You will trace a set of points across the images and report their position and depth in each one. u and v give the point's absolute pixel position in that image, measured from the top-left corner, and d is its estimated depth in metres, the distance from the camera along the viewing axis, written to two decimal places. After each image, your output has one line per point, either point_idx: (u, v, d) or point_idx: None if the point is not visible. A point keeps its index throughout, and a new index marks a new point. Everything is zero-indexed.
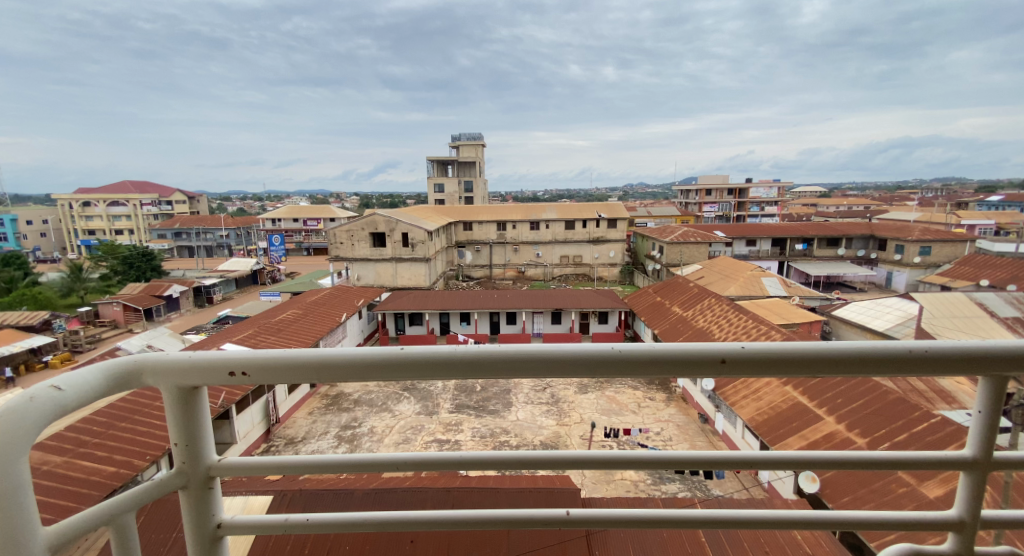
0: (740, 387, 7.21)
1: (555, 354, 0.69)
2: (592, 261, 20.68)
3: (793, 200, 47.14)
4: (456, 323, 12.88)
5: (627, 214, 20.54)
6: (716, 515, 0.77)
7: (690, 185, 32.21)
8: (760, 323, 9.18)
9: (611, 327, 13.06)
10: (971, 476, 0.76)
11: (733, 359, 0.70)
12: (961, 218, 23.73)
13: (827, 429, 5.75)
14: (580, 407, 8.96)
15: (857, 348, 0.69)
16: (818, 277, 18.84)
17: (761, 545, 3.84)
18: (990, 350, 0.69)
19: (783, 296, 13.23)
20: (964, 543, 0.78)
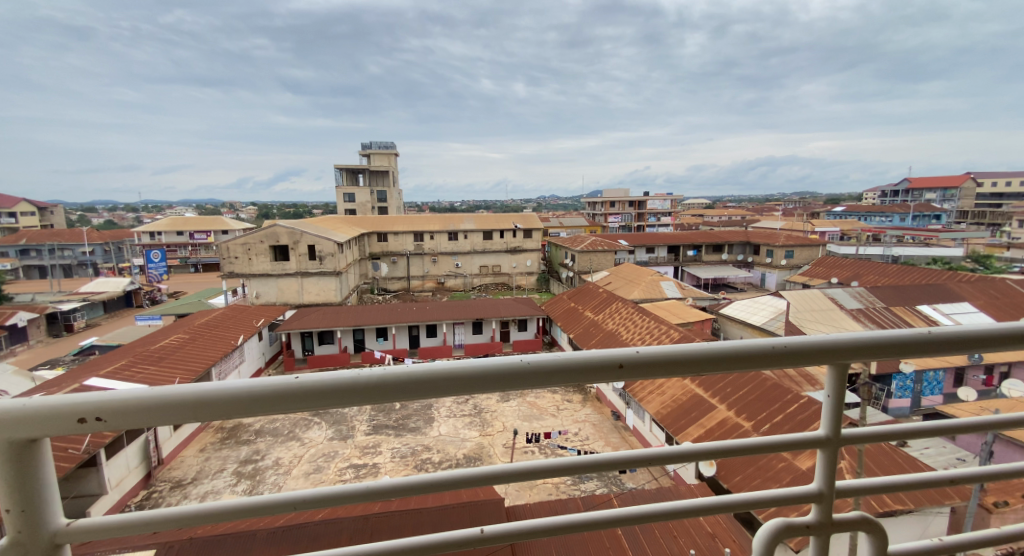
0: (646, 383, 7.63)
1: (453, 370, 0.60)
2: (510, 270, 20.97)
3: (685, 210, 51.40)
4: (371, 340, 12.43)
5: (541, 224, 21.15)
6: (622, 515, 0.74)
7: (596, 197, 33.85)
8: (661, 323, 9.79)
9: (530, 334, 13.29)
10: (826, 452, 0.81)
11: (630, 364, 0.66)
12: (819, 226, 27.29)
13: (721, 416, 6.29)
14: (503, 416, 8.98)
15: (735, 348, 0.68)
16: (710, 280, 20.58)
17: (668, 531, 4.20)
18: (846, 340, 0.72)
19: (680, 298, 14.28)
20: (824, 512, 0.82)
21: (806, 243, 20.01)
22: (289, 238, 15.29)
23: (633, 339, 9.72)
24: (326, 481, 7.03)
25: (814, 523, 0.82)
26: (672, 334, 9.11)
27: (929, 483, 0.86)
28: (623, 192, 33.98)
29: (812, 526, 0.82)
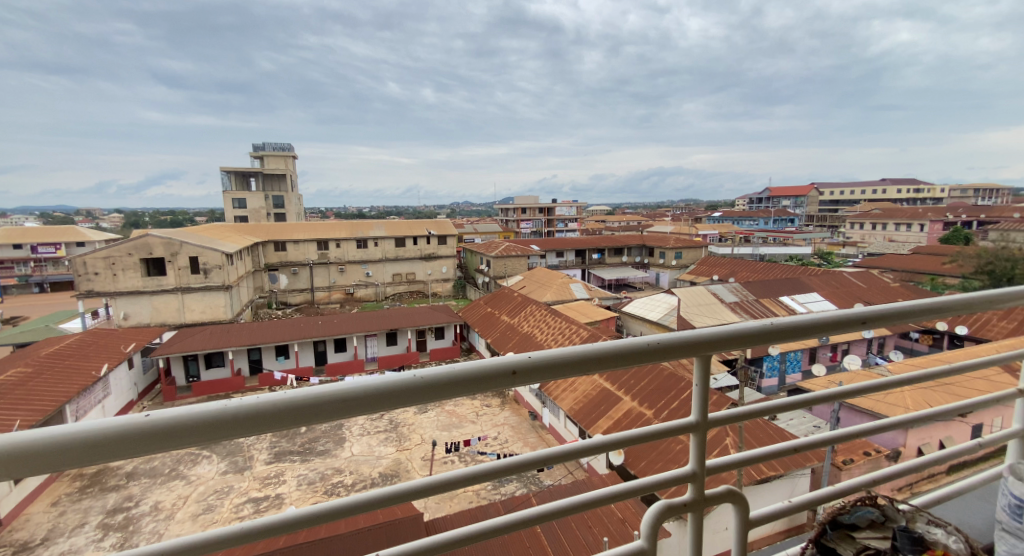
0: (560, 382, 7.84)
1: (337, 392, 0.56)
2: (424, 278, 20.70)
3: (590, 217, 53.97)
4: (270, 359, 11.56)
5: (455, 230, 21.18)
6: (522, 517, 0.74)
7: (507, 205, 34.35)
8: (572, 323, 10.18)
9: (447, 342, 13.19)
10: (697, 438, 0.86)
11: (523, 369, 0.66)
12: (702, 229, 30.04)
13: (626, 407, 6.65)
14: (421, 428, 8.79)
15: (614, 346, 0.71)
16: (614, 281, 21.75)
17: (585, 521, 4.32)
18: (707, 334, 0.78)
19: (587, 299, 14.91)
20: (698, 491, 0.87)
21: (693, 245, 21.91)
22: (165, 249, 13.88)
23: (548, 339, 9.99)
24: (219, 520, 6.47)
25: (690, 501, 0.87)
26: (583, 333, 9.52)
27: (782, 453, 0.95)
28: (532, 199, 34.83)
29: (689, 504, 0.87)
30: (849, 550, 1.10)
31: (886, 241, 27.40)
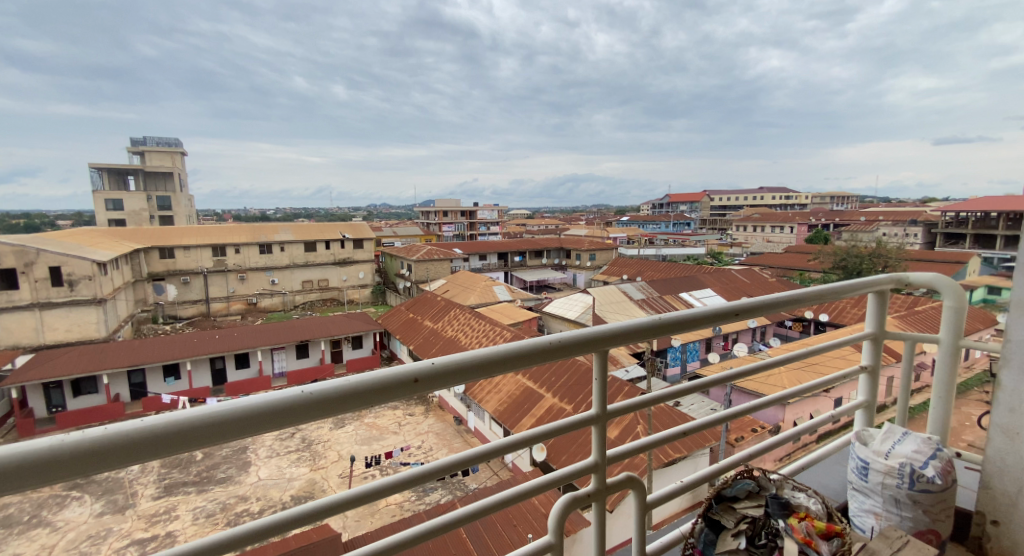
0: (484, 384, 7.86)
1: (232, 408, 0.53)
2: (339, 284, 19.86)
3: (511, 220, 54.76)
4: (156, 382, 10.44)
5: (371, 234, 20.58)
6: (437, 525, 0.72)
7: (428, 208, 33.92)
8: (496, 325, 10.28)
9: (366, 351, 12.75)
10: (599, 430, 0.89)
11: (425, 376, 0.65)
12: (614, 232, 31.53)
13: (548, 403, 6.78)
14: (337, 444, 8.40)
15: (516, 346, 0.73)
16: (535, 284, 22.22)
17: (510, 521, 4.33)
18: (601, 332, 0.82)
19: (510, 301, 15.09)
20: (600, 480, 0.90)
21: (605, 246, 22.95)
22: (17, 259, 12.25)
23: (472, 343, 9.96)
24: None
25: (593, 492, 0.90)
26: (507, 334, 9.66)
27: (677, 436, 1.00)
28: (453, 202, 34.62)
29: (593, 495, 0.90)
30: (730, 521, 1.16)
31: (763, 242, 30.68)
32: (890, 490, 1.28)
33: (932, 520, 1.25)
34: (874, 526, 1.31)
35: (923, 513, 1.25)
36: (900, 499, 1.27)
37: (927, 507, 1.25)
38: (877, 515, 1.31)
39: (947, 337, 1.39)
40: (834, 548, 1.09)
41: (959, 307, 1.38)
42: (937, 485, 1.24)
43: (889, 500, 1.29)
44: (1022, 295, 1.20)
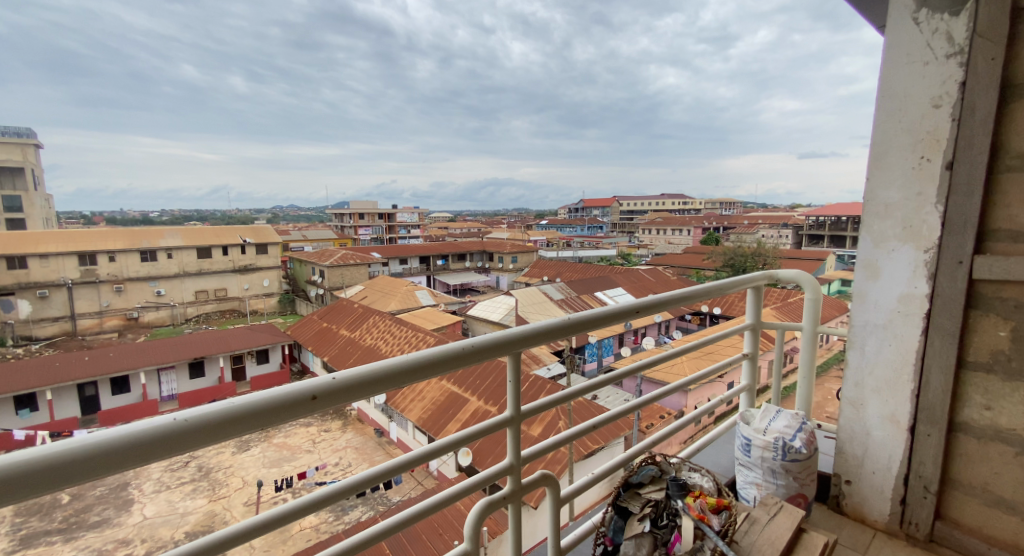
0: (406, 392, 7.68)
1: (107, 441, 0.48)
2: (240, 293, 18.62)
3: (431, 223, 54.08)
4: (6, 416, 9.04)
5: (277, 238, 19.60)
6: (351, 546, 0.68)
7: (342, 210, 32.67)
8: (418, 331, 10.08)
9: (274, 365, 11.98)
10: (512, 434, 0.90)
11: (323, 393, 0.62)
12: (533, 235, 32.18)
13: (473, 407, 6.76)
14: (242, 469, 7.81)
15: (424, 354, 0.72)
16: (457, 287, 22.17)
17: (436, 531, 4.25)
18: (511, 335, 0.84)
19: (432, 305, 14.89)
20: (515, 482, 0.91)
21: (526, 249, 23.36)
22: None
23: (392, 351, 9.71)
24: None
25: (510, 492, 0.90)
26: (430, 339, 9.52)
27: (588, 430, 1.02)
28: (368, 204, 33.62)
29: (510, 496, 0.90)
30: (636, 505, 1.21)
31: (666, 243, 32.88)
32: (768, 462, 1.41)
33: (800, 485, 1.39)
34: (756, 495, 1.43)
35: (792, 480, 1.39)
36: (775, 470, 1.40)
37: (796, 474, 1.39)
38: (758, 485, 1.44)
39: (808, 325, 1.57)
40: (724, 520, 1.17)
41: (816, 297, 1.54)
42: (803, 454, 1.39)
43: (767, 471, 1.41)
44: (864, 288, 1.47)
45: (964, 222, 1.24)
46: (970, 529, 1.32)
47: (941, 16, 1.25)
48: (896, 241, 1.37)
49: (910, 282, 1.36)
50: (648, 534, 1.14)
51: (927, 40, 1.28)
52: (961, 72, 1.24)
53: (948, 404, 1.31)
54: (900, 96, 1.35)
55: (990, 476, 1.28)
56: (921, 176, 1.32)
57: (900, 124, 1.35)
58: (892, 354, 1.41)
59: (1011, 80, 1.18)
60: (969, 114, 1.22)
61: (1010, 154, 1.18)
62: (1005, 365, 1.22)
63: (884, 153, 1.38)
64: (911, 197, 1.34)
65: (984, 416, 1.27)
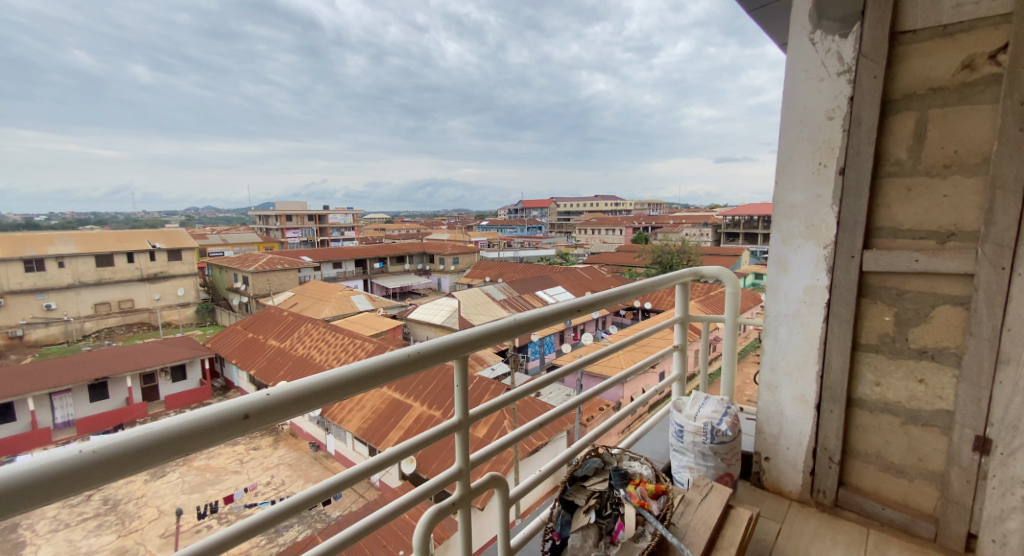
0: (344, 403, 7.42)
1: (7, 479, 0.44)
2: (149, 304, 17.31)
3: (366, 225, 52.45)
4: None
5: (191, 243, 18.39)
6: None
7: (268, 212, 31.06)
8: (354, 337, 9.78)
9: (193, 382, 11.23)
10: (462, 439, 0.88)
11: (256, 412, 0.59)
12: (473, 236, 32.08)
13: (416, 413, 6.64)
14: (158, 498, 7.25)
15: (367, 364, 0.70)
16: (396, 290, 21.73)
17: (380, 543, 4.14)
18: (457, 339, 0.83)
19: (370, 310, 14.52)
20: (464, 486, 0.89)
21: (467, 250, 23.28)
22: None
23: (327, 359, 9.36)
24: None
25: (460, 497, 0.89)
26: (368, 345, 9.27)
27: (534, 430, 1.02)
28: (297, 205, 32.19)
29: (459, 501, 0.89)
30: (581, 498, 1.22)
31: (600, 242, 33.98)
32: (699, 446, 1.48)
33: (727, 465, 1.47)
34: (689, 478, 1.50)
35: (721, 461, 1.47)
36: (705, 452, 1.47)
37: (723, 455, 1.47)
38: (691, 468, 1.50)
39: (730, 316, 1.66)
40: (662, 505, 1.21)
41: (735, 290, 1.64)
42: (729, 437, 1.47)
43: (698, 455, 1.48)
44: (775, 280, 1.57)
45: (854, 221, 1.37)
46: (869, 493, 1.46)
47: (833, 37, 1.38)
48: (801, 238, 1.48)
49: (813, 275, 1.47)
50: (594, 524, 1.16)
51: (821, 59, 1.40)
52: (849, 89, 1.36)
53: (846, 383, 1.44)
54: (800, 108, 1.46)
55: (881, 444, 1.42)
56: (820, 180, 1.43)
57: (800, 133, 1.46)
58: (801, 340, 1.52)
59: (890, 96, 1.32)
60: (857, 125, 1.35)
61: (889, 161, 1.33)
62: (891, 346, 1.37)
63: (789, 159, 1.49)
64: (813, 198, 1.45)
65: (876, 392, 1.41)
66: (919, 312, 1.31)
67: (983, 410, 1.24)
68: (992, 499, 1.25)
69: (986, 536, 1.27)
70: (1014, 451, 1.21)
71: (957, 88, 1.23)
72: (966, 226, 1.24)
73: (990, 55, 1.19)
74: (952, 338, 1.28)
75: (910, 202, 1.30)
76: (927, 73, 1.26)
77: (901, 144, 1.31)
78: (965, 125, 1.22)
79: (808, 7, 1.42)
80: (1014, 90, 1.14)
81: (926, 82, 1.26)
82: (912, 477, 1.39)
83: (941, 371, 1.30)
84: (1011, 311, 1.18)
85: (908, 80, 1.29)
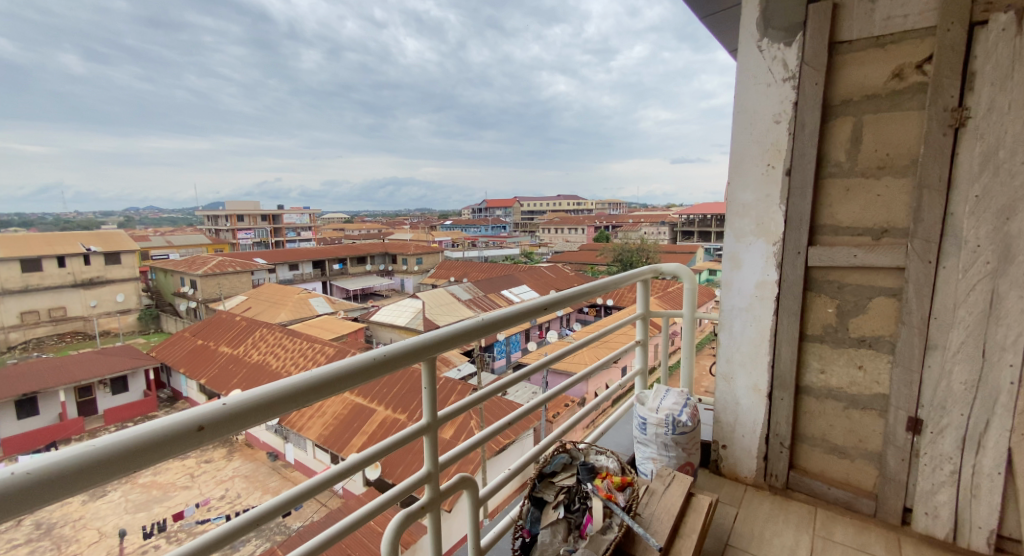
0: (304, 410, 7.23)
1: None
2: (84, 312, 16.38)
3: (324, 225, 51.04)
4: None
5: (131, 246, 17.68)
6: None
7: (218, 212, 29.74)
8: (313, 342, 9.53)
9: (135, 394, 10.68)
10: (429, 442, 0.87)
11: (210, 424, 0.57)
12: (437, 236, 31.77)
13: (380, 417, 6.53)
14: (99, 519, 6.86)
15: (331, 369, 0.68)
16: (356, 292, 21.29)
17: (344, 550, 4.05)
18: (425, 340, 0.82)
19: (330, 313, 14.18)
20: (433, 489, 0.88)
21: (430, 250, 23.08)
22: None
23: (284, 365, 9.09)
24: None
25: (427, 502, 0.88)
26: (328, 350, 9.05)
27: (501, 429, 1.02)
28: (250, 205, 30.99)
29: (428, 505, 0.88)
30: (551, 494, 1.22)
31: (564, 241, 34.31)
32: (661, 437, 1.51)
33: (687, 454, 1.51)
34: (653, 469, 1.52)
35: (682, 451, 1.50)
36: (668, 443, 1.51)
37: (684, 445, 1.51)
38: (654, 459, 1.53)
39: (688, 311, 1.70)
40: (628, 496, 1.23)
41: (692, 286, 1.68)
42: (690, 427, 1.50)
43: (661, 446, 1.52)
44: (729, 275, 1.62)
45: (799, 220, 1.43)
46: (816, 475, 1.53)
47: (778, 45, 1.43)
48: (751, 236, 1.54)
49: (763, 271, 1.53)
50: (563, 519, 1.17)
51: (768, 66, 1.46)
52: (793, 94, 1.42)
53: (795, 371, 1.50)
54: (749, 112, 1.50)
55: (826, 428, 1.49)
56: (769, 180, 1.48)
57: (749, 136, 1.51)
58: (753, 334, 1.58)
59: (830, 102, 1.38)
60: (801, 129, 1.41)
61: (830, 162, 1.39)
62: (834, 336, 1.44)
63: (739, 160, 1.53)
64: (762, 198, 1.50)
65: (821, 379, 1.48)
66: (859, 304, 1.38)
67: (915, 392, 1.32)
68: (924, 474, 1.34)
69: (919, 509, 1.36)
70: (942, 430, 1.30)
71: (888, 96, 1.30)
72: (897, 224, 1.31)
73: (918, 65, 1.26)
74: (887, 327, 1.35)
75: (849, 201, 1.37)
76: (861, 82, 1.33)
77: (840, 147, 1.37)
78: (897, 129, 1.30)
79: (755, 15, 1.47)
80: (939, 97, 1.22)
81: (861, 89, 1.33)
82: (853, 458, 1.46)
83: (878, 358, 1.37)
84: (938, 301, 1.27)
85: (845, 87, 1.36)
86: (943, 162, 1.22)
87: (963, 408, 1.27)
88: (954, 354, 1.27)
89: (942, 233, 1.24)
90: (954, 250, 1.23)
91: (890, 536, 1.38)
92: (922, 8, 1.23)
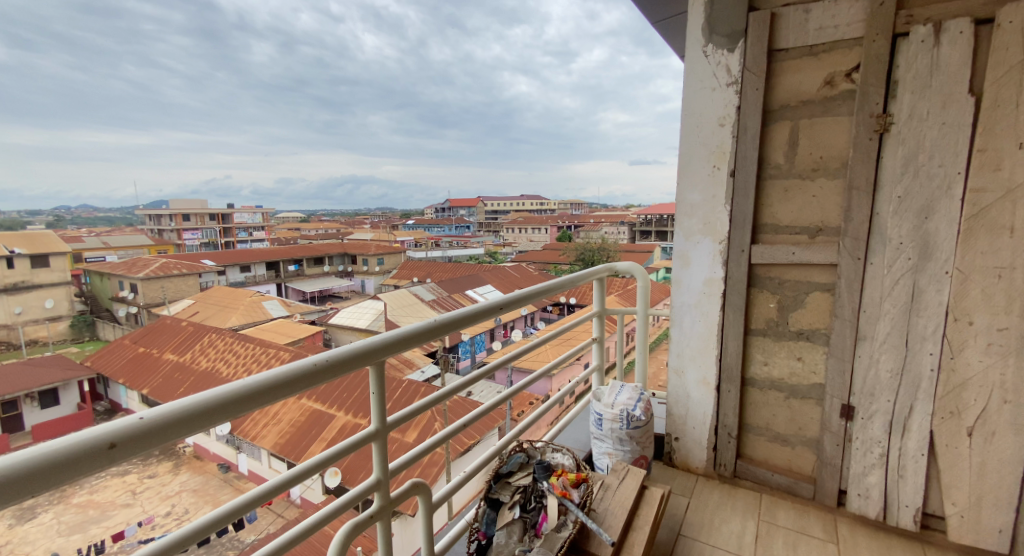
0: (259, 418, 7.00)
1: None
2: (9, 319, 15.24)
3: (279, 225, 49.23)
4: None
5: (65, 249, 16.78)
6: None
7: (162, 212, 28.18)
8: (267, 346, 9.22)
9: (67, 408, 10.05)
10: (378, 450, 0.86)
11: (125, 440, 0.57)
12: (398, 235, 31.26)
13: (340, 422, 6.38)
14: (30, 544, 6.43)
15: (265, 378, 0.70)
16: (313, 294, 20.69)
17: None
18: (369, 345, 0.84)
19: (285, 316, 13.73)
20: (383, 496, 0.86)
21: (391, 250, 22.70)
22: None
23: (237, 372, 8.76)
24: None
25: (377, 509, 0.86)
26: (284, 354, 8.79)
27: (457, 431, 1.00)
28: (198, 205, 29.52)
29: (378, 512, 0.86)
30: (507, 494, 1.23)
31: (526, 241, 34.47)
32: (616, 432, 1.53)
33: (641, 448, 1.54)
34: (609, 464, 1.55)
35: (636, 444, 1.53)
36: (623, 437, 1.53)
37: (638, 439, 1.53)
38: (610, 454, 1.56)
39: (642, 308, 1.74)
40: (583, 492, 1.24)
41: (645, 284, 1.72)
42: (643, 421, 1.53)
43: (617, 440, 1.54)
44: (678, 272, 1.66)
45: (743, 220, 1.49)
46: (761, 462, 1.59)
47: (722, 51, 1.48)
48: (699, 234, 1.58)
49: (711, 268, 1.57)
50: (519, 519, 1.18)
51: (713, 70, 1.50)
52: (736, 99, 1.47)
53: (740, 364, 1.56)
54: (696, 115, 1.54)
55: (769, 418, 1.55)
56: (715, 181, 1.53)
57: (695, 138, 1.56)
58: (702, 329, 1.62)
59: (769, 107, 1.44)
60: (743, 132, 1.46)
61: (771, 164, 1.45)
62: (776, 330, 1.50)
63: (687, 162, 1.57)
64: (709, 198, 1.55)
65: (764, 370, 1.54)
66: (797, 298, 1.45)
67: (847, 381, 1.39)
68: (856, 458, 1.42)
69: (853, 491, 1.43)
70: (872, 415, 1.38)
71: (821, 101, 1.36)
72: (830, 224, 1.38)
73: (847, 73, 1.33)
74: (822, 320, 1.43)
75: (787, 201, 1.43)
76: (797, 88, 1.39)
77: (779, 150, 1.43)
78: (830, 133, 1.36)
79: (700, 21, 1.51)
80: (865, 104, 1.28)
81: (796, 95, 1.39)
82: (794, 445, 1.53)
83: (815, 350, 1.44)
84: (865, 295, 1.35)
85: (782, 93, 1.42)
86: (871, 164, 1.29)
87: (889, 395, 1.35)
88: (880, 344, 1.35)
89: (870, 232, 1.32)
90: (880, 247, 1.31)
91: (828, 518, 1.46)
92: (850, 20, 1.30)
